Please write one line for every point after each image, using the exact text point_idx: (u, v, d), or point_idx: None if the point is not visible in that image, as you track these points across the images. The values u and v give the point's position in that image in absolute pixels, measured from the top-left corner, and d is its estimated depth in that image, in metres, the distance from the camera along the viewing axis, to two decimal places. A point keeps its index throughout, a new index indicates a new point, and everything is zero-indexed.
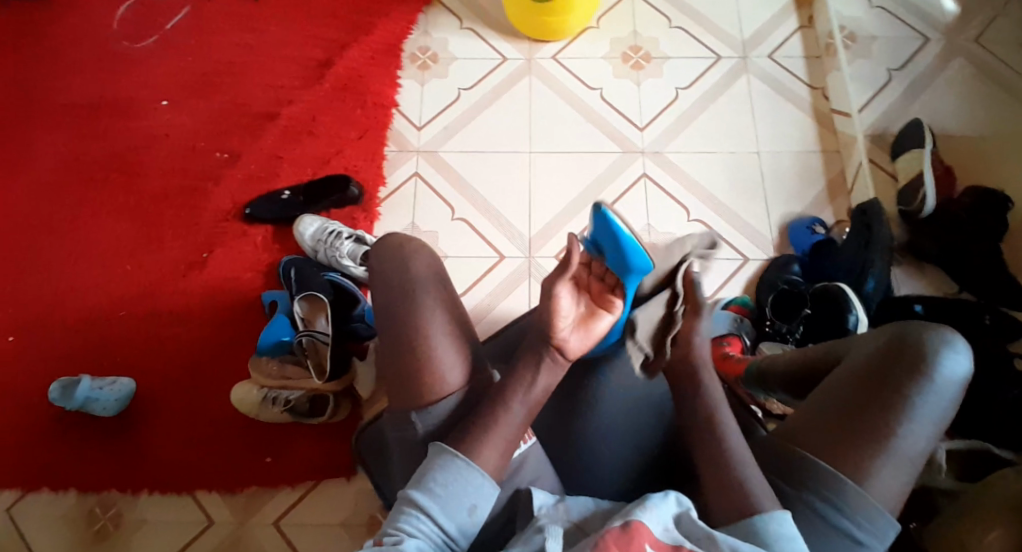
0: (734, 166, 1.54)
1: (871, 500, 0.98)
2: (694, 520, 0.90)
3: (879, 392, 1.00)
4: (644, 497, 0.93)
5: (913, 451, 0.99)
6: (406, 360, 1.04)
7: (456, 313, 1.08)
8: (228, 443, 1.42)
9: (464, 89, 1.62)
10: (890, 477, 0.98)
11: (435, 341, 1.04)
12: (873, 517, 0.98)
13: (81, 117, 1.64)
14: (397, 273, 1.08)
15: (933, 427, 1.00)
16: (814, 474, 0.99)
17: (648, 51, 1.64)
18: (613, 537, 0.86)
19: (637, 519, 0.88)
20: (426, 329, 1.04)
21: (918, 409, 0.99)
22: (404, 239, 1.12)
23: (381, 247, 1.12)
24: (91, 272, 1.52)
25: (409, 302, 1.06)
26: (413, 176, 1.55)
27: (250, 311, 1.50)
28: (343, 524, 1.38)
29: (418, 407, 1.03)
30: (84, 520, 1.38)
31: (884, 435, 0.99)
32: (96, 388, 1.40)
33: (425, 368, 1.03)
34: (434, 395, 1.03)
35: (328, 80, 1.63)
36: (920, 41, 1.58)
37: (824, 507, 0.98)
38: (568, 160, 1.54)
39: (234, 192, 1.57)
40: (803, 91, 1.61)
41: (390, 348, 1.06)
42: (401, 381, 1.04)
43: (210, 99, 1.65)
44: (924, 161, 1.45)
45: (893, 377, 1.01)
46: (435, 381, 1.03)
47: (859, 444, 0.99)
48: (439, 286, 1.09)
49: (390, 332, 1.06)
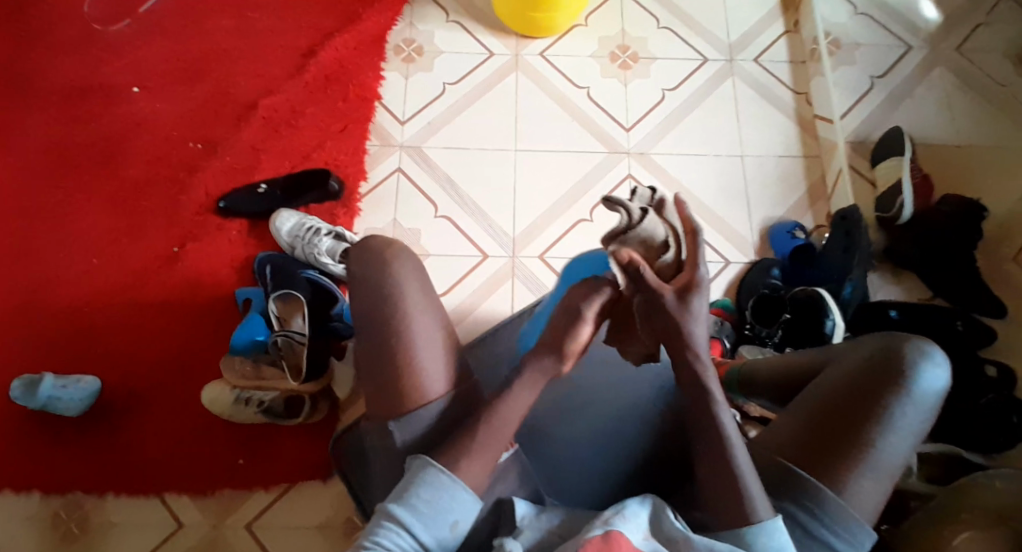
0: (717, 169, 1.54)
1: (850, 510, 0.98)
2: (674, 521, 0.91)
3: (861, 402, 1.01)
4: (621, 503, 0.93)
5: (891, 462, 1.00)
6: (391, 367, 1.01)
7: (441, 322, 1.05)
8: (201, 444, 1.38)
9: (450, 84, 1.58)
10: (869, 487, 0.99)
11: (421, 350, 1.02)
12: (853, 527, 0.98)
13: (44, 102, 1.57)
14: (379, 278, 1.04)
15: (911, 438, 1.01)
16: (795, 484, 1.00)
17: (636, 51, 1.63)
18: (595, 542, 0.85)
19: (617, 528, 0.88)
20: (412, 336, 1.02)
21: (898, 419, 1.00)
22: (387, 241, 1.09)
23: (363, 250, 1.08)
24: (54, 264, 1.46)
25: (390, 310, 1.03)
26: (396, 171, 1.52)
27: (224, 308, 1.45)
28: (320, 526, 1.35)
29: (398, 415, 1.01)
30: (47, 522, 1.33)
31: (862, 446, 0.99)
32: (61, 386, 1.34)
33: (409, 376, 1.01)
34: (416, 404, 1.00)
35: (308, 71, 1.58)
36: (903, 49, 1.62)
37: (805, 519, 0.98)
38: (553, 159, 1.52)
39: (208, 184, 1.51)
40: (788, 96, 1.62)
41: (374, 357, 1.03)
42: (385, 389, 1.01)
43: (183, 87, 1.58)
44: (903, 169, 1.47)
45: (871, 389, 1.02)
46: (420, 390, 1.01)
47: (840, 455, 1.00)
48: (421, 289, 1.06)
49: (374, 338, 1.02)
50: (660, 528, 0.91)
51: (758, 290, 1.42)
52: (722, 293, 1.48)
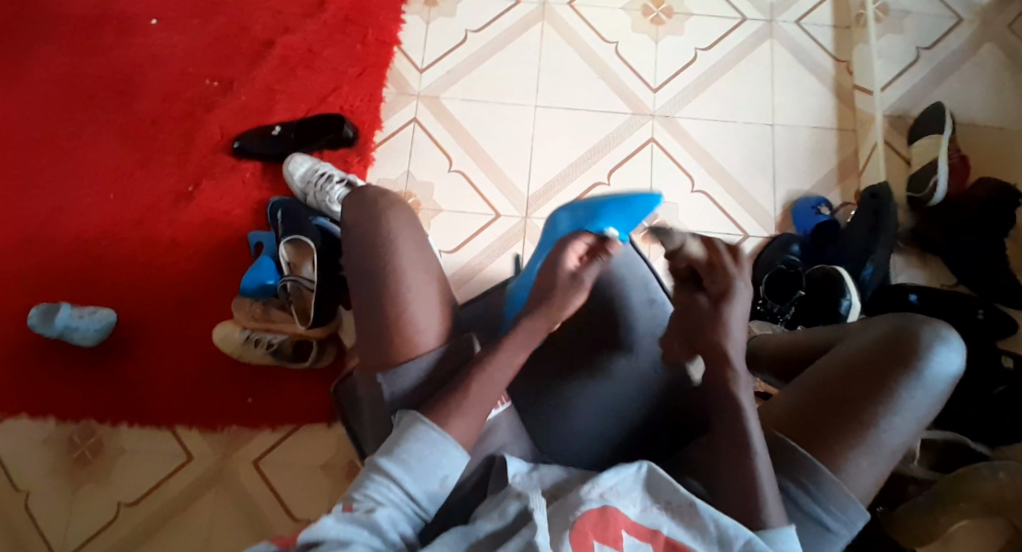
0: (744, 137, 1.48)
1: (844, 487, 0.97)
2: (674, 487, 0.91)
3: (870, 382, 0.99)
4: (616, 469, 0.92)
5: (892, 443, 0.99)
6: (383, 321, 1.01)
7: (434, 275, 1.05)
8: (211, 381, 1.41)
9: (472, 31, 1.53)
10: (868, 466, 0.97)
11: (412, 303, 1.01)
12: (846, 506, 0.97)
13: (65, 31, 1.56)
14: (371, 232, 1.04)
15: (915, 422, 0.99)
16: (792, 459, 0.98)
17: (671, 6, 1.55)
18: (590, 521, 0.86)
19: (614, 504, 0.89)
20: (404, 290, 1.01)
21: (905, 401, 0.98)
22: (381, 194, 1.07)
23: (357, 202, 1.07)
24: (72, 196, 1.47)
25: (383, 265, 1.02)
26: (412, 121, 1.48)
27: (236, 249, 1.46)
28: (324, 466, 1.39)
29: (385, 367, 1.00)
30: (64, 447, 1.38)
31: (864, 426, 0.98)
32: (77, 316, 1.37)
33: (401, 329, 1.00)
34: (406, 356, 1.00)
35: (328, 10, 1.54)
36: (955, 21, 1.53)
37: (799, 492, 0.97)
38: (576, 116, 1.48)
39: (223, 123, 1.50)
40: (828, 63, 1.53)
41: (367, 308, 1.02)
42: (376, 341, 1.01)
43: (201, 21, 1.55)
44: (941, 147, 1.41)
45: (880, 369, 1.00)
46: (409, 343, 1.00)
47: (841, 433, 0.98)
48: (413, 243, 1.04)
49: (368, 290, 1.02)
50: (657, 495, 0.91)
51: (776, 266, 1.37)
52: None
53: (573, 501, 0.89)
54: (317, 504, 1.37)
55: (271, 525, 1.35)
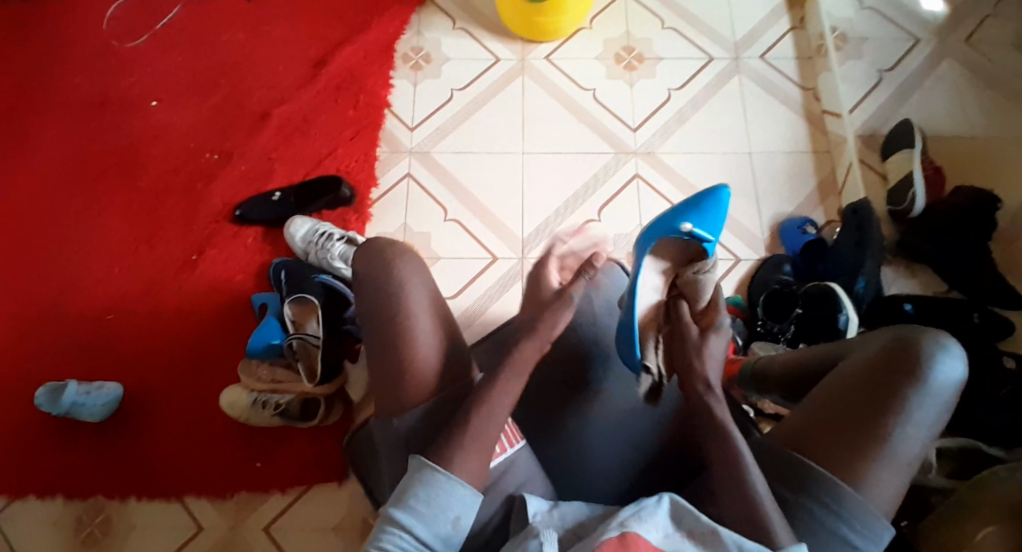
0: (724, 166, 1.54)
1: (866, 503, 0.96)
2: (696, 515, 0.90)
3: (878, 395, 0.99)
4: (637, 501, 0.91)
5: (909, 454, 0.99)
6: (394, 362, 1.04)
7: (441, 314, 1.08)
8: (221, 446, 1.40)
9: (457, 89, 1.61)
10: (886, 480, 0.97)
11: (421, 345, 1.04)
12: (870, 520, 0.96)
13: (65, 118, 1.62)
14: (381, 276, 1.07)
15: (928, 430, 0.99)
16: (811, 479, 0.98)
17: (642, 52, 1.64)
18: (610, 547, 0.85)
19: (634, 530, 0.87)
20: (412, 326, 1.04)
21: (915, 411, 0.98)
22: (389, 241, 1.11)
23: (366, 251, 1.10)
24: (76, 275, 1.50)
25: (392, 309, 1.05)
26: (405, 176, 1.54)
27: (240, 313, 1.48)
28: (336, 527, 1.37)
29: (399, 410, 1.03)
30: (72, 526, 1.36)
31: (879, 440, 0.97)
32: (83, 392, 1.38)
33: (410, 370, 1.03)
34: (417, 399, 1.03)
35: (319, 81, 1.62)
36: (912, 42, 1.62)
37: (821, 512, 0.97)
38: (561, 160, 1.54)
39: (223, 193, 1.55)
40: (795, 91, 1.61)
41: (377, 353, 1.05)
42: (388, 384, 1.04)
43: (198, 100, 1.63)
44: (914, 161, 1.46)
45: (887, 382, 1.00)
46: (420, 384, 1.03)
47: (856, 449, 0.98)
48: (421, 285, 1.08)
49: (378, 333, 1.05)
50: (680, 522, 0.90)
51: (770, 286, 1.41)
52: (733, 290, 1.46)
53: (594, 538, 0.88)
54: None
55: None
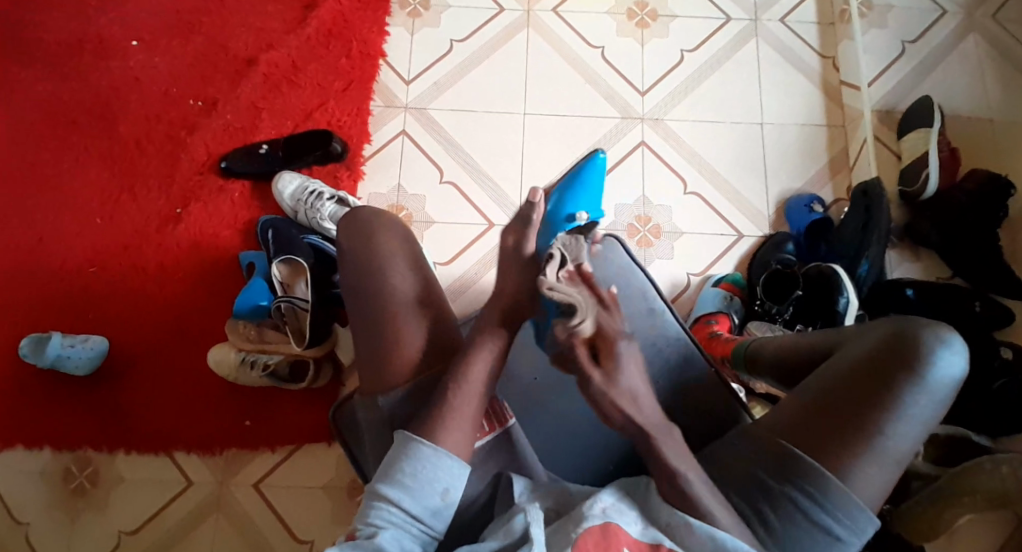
0: (733, 137, 1.48)
1: (853, 496, 0.89)
2: (670, 506, 0.88)
3: (873, 386, 0.91)
4: (611, 488, 0.91)
5: (901, 449, 0.91)
6: (380, 347, 1.00)
7: (427, 292, 1.04)
8: (208, 405, 1.39)
9: (457, 41, 1.52)
10: (874, 475, 0.90)
11: (406, 325, 1.00)
12: (855, 513, 0.90)
13: (43, 55, 1.53)
14: (364, 254, 1.03)
15: (923, 425, 0.91)
16: (796, 469, 0.91)
17: (656, 8, 1.55)
18: (592, 538, 0.85)
19: (614, 521, 0.87)
20: (398, 311, 1.00)
21: (910, 406, 0.90)
22: (375, 214, 1.07)
23: (349, 224, 1.06)
24: (58, 223, 1.45)
25: (376, 288, 1.02)
26: (401, 133, 1.48)
27: (227, 270, 1.44)
28: (324, 487, 1.37)
29: (384, 388, 0.99)
30: (60, 477, 1.36)
31: (870, 434, 0.90)
32: (68, 345, 1.35)
33: (396, 352, 0.99)
34: (402, 379, 0.99)
35: (310, 25, 1.52)
36: (938, 13, 1.54)
37: (805, 502, 0.90)
38: (564, 124, 1.47)
39: (209, 143, 1.48)
40: (814, 60, 1.53)
41: (362, 334, 1.01)
42: (371, 363, 1.00)
43: (182, 41, 1.53)
44: (930, 142, 1.41)
45: (883, 373, 0.92)
46: (407, 366, 0.99)
47: (847, 441, 0.90)
48: (406, 263, 1.04)
49: (362, 312, 1.01)
50: (655, 515, 0.89)
51: (771, 266, 1.36)
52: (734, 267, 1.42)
53: (574, 520, 0.87)
54: (319, 525, 1.35)
55: (274, 548, 1.33)
